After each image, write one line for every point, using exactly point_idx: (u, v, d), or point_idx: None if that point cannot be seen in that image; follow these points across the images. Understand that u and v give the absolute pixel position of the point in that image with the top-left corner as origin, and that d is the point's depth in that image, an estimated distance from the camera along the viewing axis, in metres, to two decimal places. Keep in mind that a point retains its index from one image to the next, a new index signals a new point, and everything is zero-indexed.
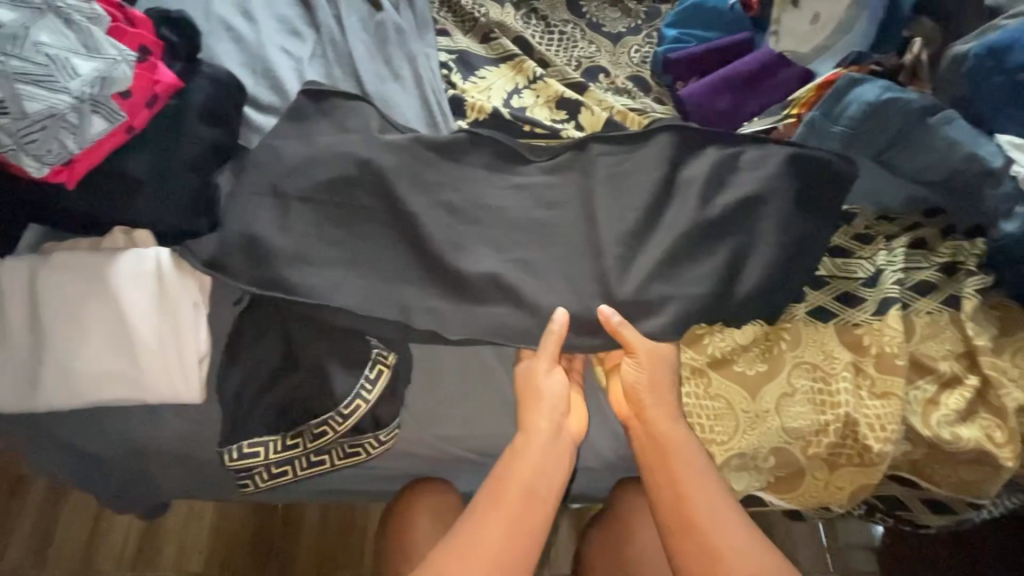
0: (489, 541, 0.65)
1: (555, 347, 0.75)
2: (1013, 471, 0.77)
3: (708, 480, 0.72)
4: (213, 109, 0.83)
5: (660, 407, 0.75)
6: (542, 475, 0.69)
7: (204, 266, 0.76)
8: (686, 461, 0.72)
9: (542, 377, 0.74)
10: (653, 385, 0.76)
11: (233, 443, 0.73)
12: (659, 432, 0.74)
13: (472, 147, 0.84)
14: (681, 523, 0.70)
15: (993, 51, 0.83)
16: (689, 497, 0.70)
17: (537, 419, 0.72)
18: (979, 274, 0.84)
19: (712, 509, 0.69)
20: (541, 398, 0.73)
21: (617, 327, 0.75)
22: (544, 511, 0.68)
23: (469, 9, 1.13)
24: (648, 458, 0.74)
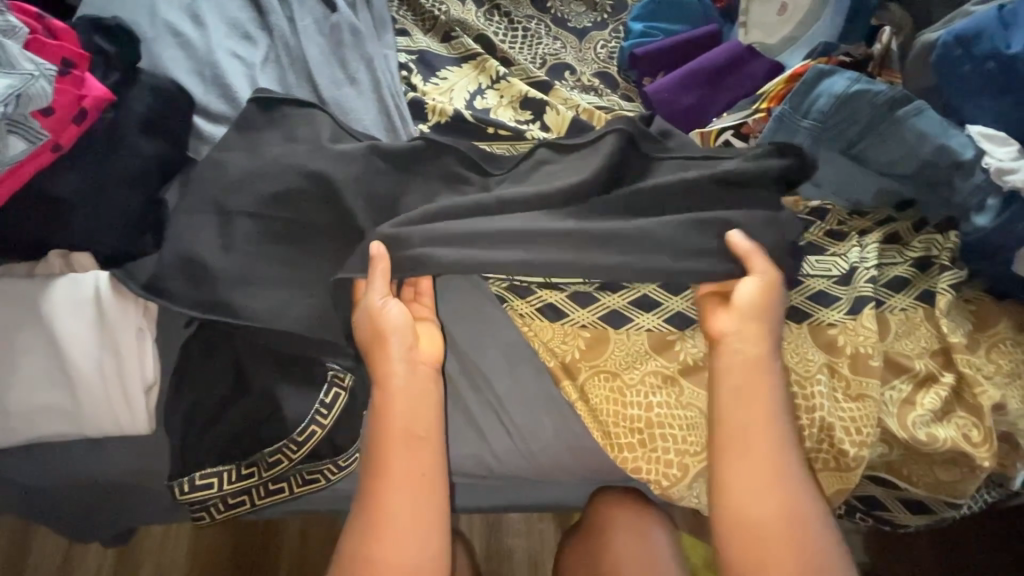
0: (394, 497, 0.64)
1: (383, 280, 0.69)
2: (989, 470, 0.76)
3: (781, 407, 0.69)
4: (153, 123, 0.79)
5: (767, 325, 0.71)
6: (417, 417, 0.67)
7: (143, 290, 0.72)
8: (769, 389, 0.69)
9: (376, 310, 0.68)
10: (762, 306, 0.71)
11: (184, 476, 0.69)
12: (753, 354, 0.70)
13: (428, 155, 0.82)
14: (740, 442, 0.67)
15: (962, 39, 0.80)
16: (760, 423, 0.67)
17: (387, 362, 0.67)
18: (953, 269, 0.83)
19: (780, 439, 0.67)
20: (385, 333, 0.68)
21: (746, 250, 0.73)
22: (428, 446, 0.66)
23: (428, 7, 1.08)
24: (725, 377, 0.70)
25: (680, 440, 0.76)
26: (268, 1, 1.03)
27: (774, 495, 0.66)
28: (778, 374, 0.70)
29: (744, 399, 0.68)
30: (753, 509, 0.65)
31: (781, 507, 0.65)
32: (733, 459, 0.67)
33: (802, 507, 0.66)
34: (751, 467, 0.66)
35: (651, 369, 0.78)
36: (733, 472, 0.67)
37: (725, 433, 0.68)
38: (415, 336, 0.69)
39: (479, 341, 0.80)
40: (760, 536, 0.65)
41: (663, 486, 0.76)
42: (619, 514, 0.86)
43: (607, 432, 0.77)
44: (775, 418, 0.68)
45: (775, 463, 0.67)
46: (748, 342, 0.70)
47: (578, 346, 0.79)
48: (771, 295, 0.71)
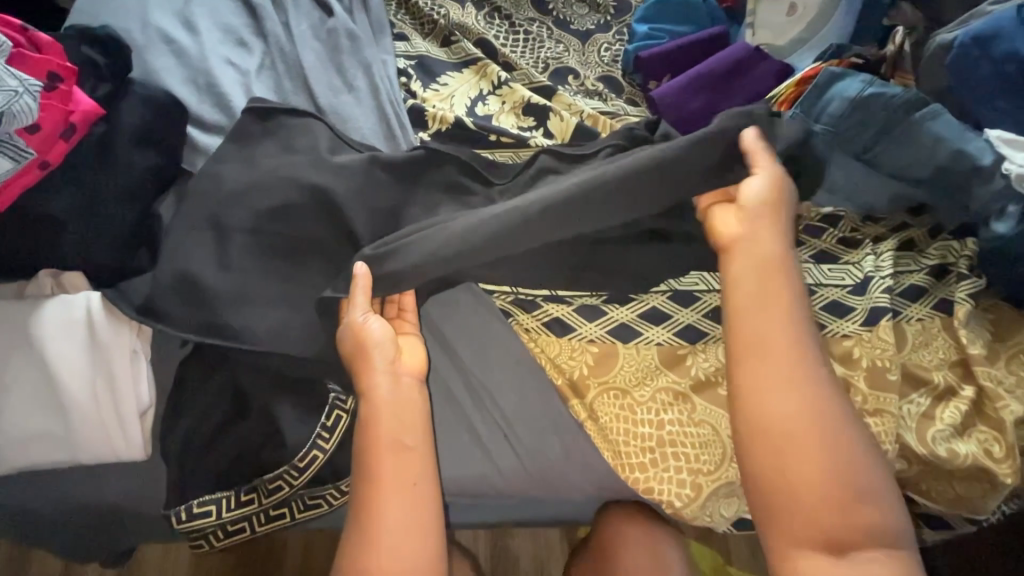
0: (384, 512, 0.61)
1: (366, 295, 0.67)
2: (1013, 486, 0.74)
3: (798, 303, 0.66)
4: (147, 136, 0.76)
5: (779, 225, 0.69)
6: (404, 426, 0.64)
7: (137, 312, 0.69)
8: (788, 288, 0.66)
9: (358, 326, 0.66)
10: (770, 203, 0.69)
11: (181, 504, 0.67)
12: (768, 251, 0.68)
13: (429, 166, 0.80)
14: (757, 345, 0.64)
15: (979, 39, 0.78)
16: (777, 323, 0.65)
17: (371, 375, 0.65)
18: (972, 278, 0.80)
19: (801, 335, 0.65)
20: (367, 349, 0.66)
21: (754, 152, 0.71)
22: (416, 455, 0.64)
23: (427, 10, 1.06)
24: (738, 278, 0.67)
25: (692, 459, 0.74)
26: (263, 6, 1.00)
27: (797, 394, 0.62)
28: (794, 275, 0.67)
29: (761, 297, 0.66)
30: (776, 411, 0.62)
31: (803, 408, 0.62)
32: (751, 361, 0.64)
33: (828, 404, 0.62)
34: (772, 365, 0.63)
35: (662, 386, 0.76)
36: (751, 376, 0.64)
37: (740, 334, 0.65)
38: (395, 349, 0.67)
39: (484, 358, 0.78)
40: (785, 436, 0.61)
41: (676, 506, 0.74)
42: (629, 532, 0.84)
43: (617, 452, 0.74)
44: (795, 315, 0.65)
45: (797, 361, 0.63)
46: (761, 244, 0.68)
47: (586, 361, 0.76)
48: (780, 191, 0.70)
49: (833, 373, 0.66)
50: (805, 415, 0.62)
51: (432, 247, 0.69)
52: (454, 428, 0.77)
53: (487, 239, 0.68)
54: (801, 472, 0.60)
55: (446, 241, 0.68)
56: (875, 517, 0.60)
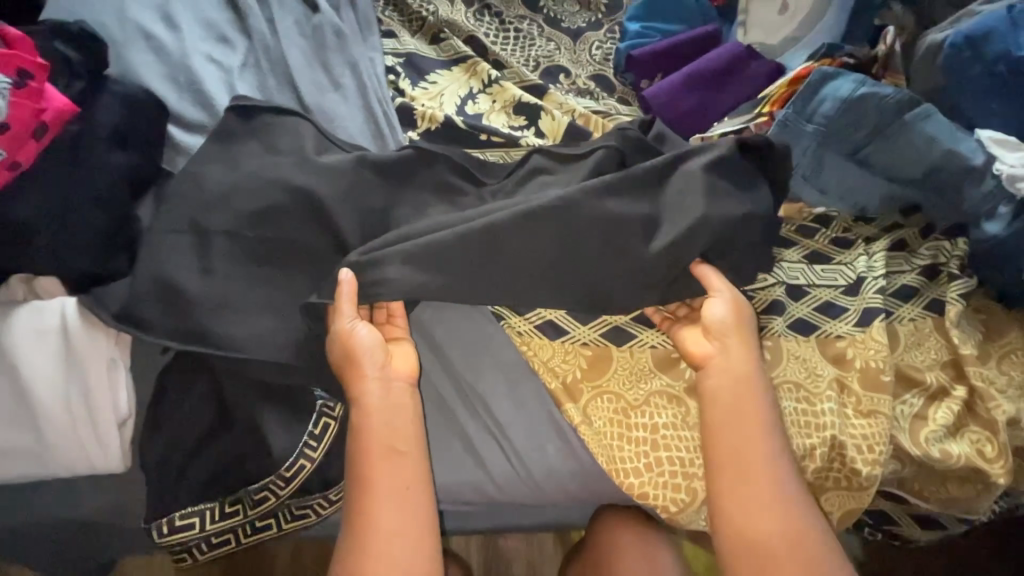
0: (379, 519, 0.60)
1: (352, 303, 0.65)
2: (1004, 486, 0.74)
3: (774, 420, 0.66)
4: (124, 135, 0.74)
5: (747, 341, 0.69)
6: (396, 430, 0.63)
7: (114, 319, 0.67)
8: (763, 405, 0.66)
9: (347, 334, 0.64)
10: (735, 322, 0.69)
11: (163, 517, 0.65)
12: (743, 369, 0.67)
13: (418, 167, 0.78)
14: (736, 469, 0.64)
15: (970, 40, 0.78)
16: (753, 443, 0.65)
17: (361, 381, 0.64)
18: (962, 278, 0.80)
19: (776, 452, 0.65)
20: (356, 358, 0.64)
21: (713, 281, 0.71)
22: (409, 461, 0.63)
23: (416, 7, 1.04)
24: (713, 397, 0.67)
25: (688, 463, 0.73)
26: (246, 1, 0.98)
27: (777, 516, 0.62)
28: (764, 391, 0.67)
29: (737, 416, 0.65)
30: (756, 532, 0.62)
31: (786, 527, 0.62)
32: (729, 482, 0.64)
33: (805, 522, 0.63)
34: (751, 488, 0.63)
35: (657, 389, 0.75)
36: (729, 494, 0.63)
37: (719, 457, 0.65)
38: (385, 354, 0.65)
39: (476, 363, 0.76)
40: (766, 558, 0.61)
41: (671, 512, 0.73)
42: (622, 537, 0.83)
43: (613, 456, 0.73)
44: (770, 434, 0.65)
45: (774, 480, 0.63)
46: (732, 362, 0.68)
47: (580, 365, 0.75)
48: (744, 313, 0.70)
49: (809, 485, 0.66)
50: (784, 537, 0.62)
51: (424, 259, 0.68)
52: (445, 434, 0.76)
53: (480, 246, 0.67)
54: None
55: (440, 255, 0.68)
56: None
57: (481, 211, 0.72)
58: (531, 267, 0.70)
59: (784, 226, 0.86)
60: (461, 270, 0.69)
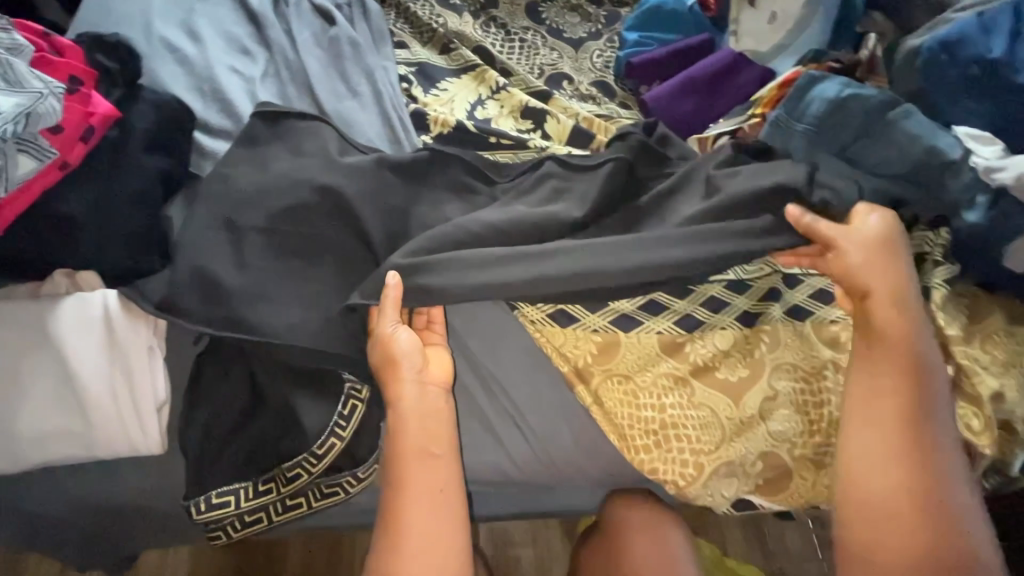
0: (413, 522, 0.65)
1: (395, 308, 0.70)
2: (991, 457, 0.78)
3: (918, 371, 0.72)
4: (159, 140, 0.79)
5: (901, 295, 0.74)
6: (430, 437, 0.68)
7: (154, 308, 0.71)
8: (907, 364, 0.72)
9: (388, 338, 0.68)
10: (886, 275, 0.74)
11: (200, 495, 0.68)
12: (883, 335, 0.73)
13: (434, 166, 0.83)
14: (874, 414, 0.72)
15: (945, 45, 0.83)
16: (889, 393, 0.72)
17: (399, 386, 0.68)
18: (945, 264, 0.86)
19: (914, 400, 0.71)
20: (395, 362, 0.68)
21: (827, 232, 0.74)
22: (441, 466, 0.67)
23: (426, 20, 1.10)
24: (869, 345, 0.74)
25: (693, 440, 0.77)
26: (267, 16, 1.04)
27: (902, 464, 0.70)
28: (918, 347, 0.73)
29: (873, 374, 0.73)
30: (874, 480, 0.71)
31: (913, 466, 0.70)
32: (855, 432, 0.72)
33: (934, 471, 0.70)
34: (879, 438, 0.71)
35: (663, 372, 0.79)
36: (862, 441, 0.72)
37: (862, 399, 0.73)
38: (424, 359, 0.69)
39: (491, 349, 0.81)
40: (889, 486, 0.70)
41: (680, 486, 0.77)
42: (634, 517, 0.87)
43: (622, 434, 0.78)
44: (913, 391, 0.72)
45: (904, 435, 0.71)
46: (888, 314, 0.73)
47: (590, 350, 0.79)
48: (885, 262, 0.74)
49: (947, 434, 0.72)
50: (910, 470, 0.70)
51: (453, 267, 0.73)
52: (465, 417, 0.80)
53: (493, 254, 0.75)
54: (894, 528, 0.69)
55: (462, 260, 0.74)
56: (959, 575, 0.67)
57: (497, 215, 0.78)
58: (559, 269, 0.74)
59: None
60: (497, 276, 0.73)
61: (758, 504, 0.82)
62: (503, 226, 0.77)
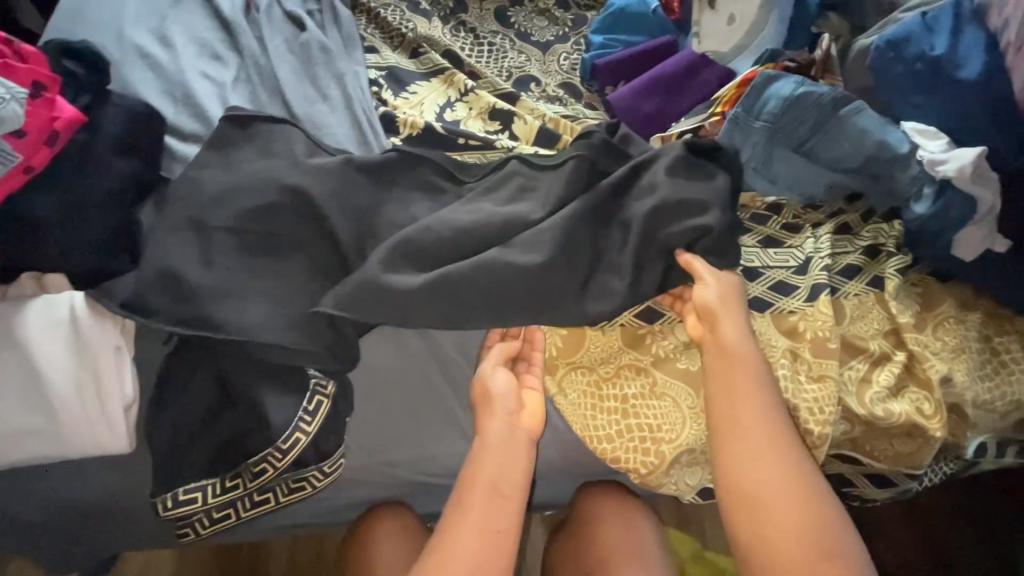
0: (459, 556, 0.62)
1: (498, 353, 0.77)
2: (943, 439, 0.81)
3: (767, 379, 0.73)
4: (128, 144, 0.80)
5: (735, 311, 0.76)
6: (503, 473, 0.68)
7: (120, 308, 0.72)
8: (756, 371, 0.72)
9: (486, 377, 0.76)
10: (724, 297, 0.77)
11: (167, 492, 0.69)
12: (732, 347, 0.74)
13: (400, 167, 0.85)
14: (734, 426, 0.70)
15: (891, 44, 0.87)
16: (744, 400, 0.71)
17: (491, 421, 0.72)
18: (898, 255, 0.89)
19: (766, 405, 0.71)
20: (490, 399, 0.74)
21: (699, 269, 0.77)
22: (507, 508, 0.66)
23: (396, 25, 1.12)
24: (716, 358, 0.74)
25: (654, 429, 0.79)
26: (238, 22, 1.06)
27: (780, 468, 0.67)
28: (760, 358, 0.74)
29: (728, 384, 0.72)
30: (750, 487, 0.66)
31: (781, 472, 0.66)
32: (726, 441, 0.69)
33: (799, 476, 0.66)
34: (751, 444, 0.68)
35: (626, 363, 0.82)
36: (729, 452, 0.68)
37: (718, 414, 0.71)
38: (517, 406, 0.74)
39: (458, 343, 0.83)
40: (759, 500, 0.65)
41: (642, 474, 0.79)
42: (604, 507, 0.88)
43: (586, 425, 0.80)
44: (764, 396, 0.71)
45: (764, 434, 0.69)
46: (730, 329, 0.75)
47: (556, 343, 0.82)
48: (733, 291, 0.78)
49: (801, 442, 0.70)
50: (779, 479, 0.66)
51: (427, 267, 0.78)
52: (432, 412, 0.81)
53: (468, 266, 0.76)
54: (782, 547, 0.63)
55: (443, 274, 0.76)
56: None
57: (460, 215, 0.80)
58: (529, 279, 0.77)
59: (740, 213, 0.94)
60: (464, 285, 0.76)
61: None
62: (467, 225, 0.79)
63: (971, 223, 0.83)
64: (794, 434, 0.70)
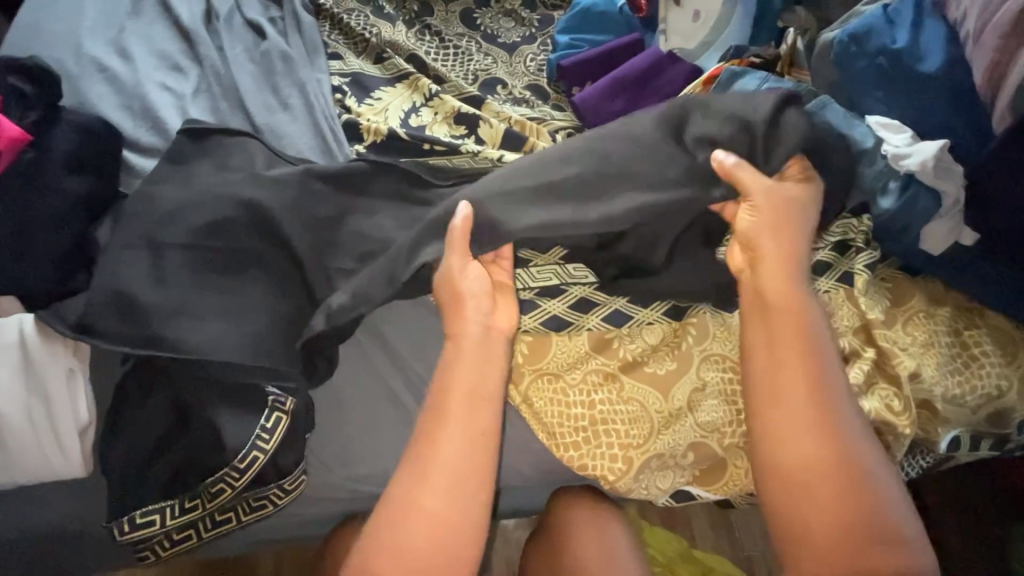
0: (444, 462, 0.63)
1: (465, 241, 0.70)
2: (912, 435, 0.81)
3: (819, 343, 0.68)
4: (79, 161, 0.79)
5: (790, 258, 0.71)
6: (480, 379, 0.67)
7: (70, 332, 0.72)
8: (802, 330, 0.69)
9: (455, 278, 0.70)
10: (776, 232, 0.71)
11: (125, 515, 0.69)
12: (778, 304, 0.70)
13: (358, 175, 0.83)
14: (776, 394, 0.67)
15: (855, 37, 0.85)
16: (788, 368, 0.67)
17: (465, 323, 0.69)
18: (867, 250, 0.87)
19: (813, 373, 0.67)
20: (462, 303, 0.70)
21: (733, 170, 0.71)
22: (486, 413, 0.66)
23: (359, 30, 1.10)
24: (758, 320, 0.70)
25: (621, 434, 0.78)
26: (197, 32, 1.04)
27: (821, 439, 0.65)
28: (816, 318, 0.69)
29: (772, 350, 0.69)
30: (789, 455, 0.65)
31: (821, 443, 0.65)
32: (766, 409, 0.67)
33: (841, 444, 0.65)
34: (790, 413, 0.66)
35: (592, 368, 0.80)
36: (767, 423, 0.67)
37: (759, 379, 0.68)
38: (490, 304, 0.71)
39: (421, 354, 0.81)
40: (797, 470, 0.65)
41: (611, 480, 0.79)
42: (579, 514, 0.87)
43: (552, 433, 0.79)
44: (810, 357, 0.68)
45: (810, 403, 0.66)
46: (773, 281, 0.70)
47: (521, 351, 0.80)
48: (785, 218, 0.72)
49: (850, 406, 0.68)
50: (819, 449, 0.65)
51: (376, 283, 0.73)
52: (397, 427, 0.80)
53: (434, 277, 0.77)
54: (814, 512, 0.64)
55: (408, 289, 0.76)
56: (892, 538, 0.63)
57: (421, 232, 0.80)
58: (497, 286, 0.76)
59: None
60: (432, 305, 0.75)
61: (694, 495, 0.84)
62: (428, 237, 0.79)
63: (936, 217, 0.82)
64: (844, 400, 0.67)
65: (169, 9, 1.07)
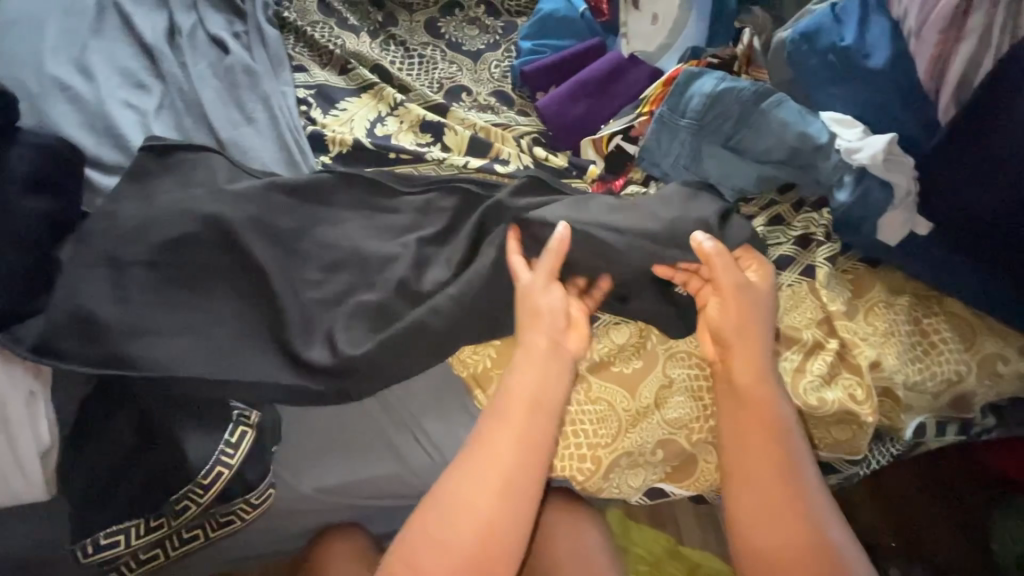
0: (497, 457, 0.62)
1: (556, 259, 0.73)
2: (875, 424, 0.82)
3: (789, 430, 0.69)
4: (37, 181, 0.78)
5: (757, 345, 0.72)
6: (545, 384, 0.67)
7: (30, 353, 0.71)
8: (772, 419, 0.69)
9: (530, 288, 0.72)
10: (740, 318, 0.73)
11: (87, 538, 0.69)
12: (747, 390, 0.70)
13: (319, 185, 0.83)
14: (748, 481, 0.67)
15: (806, 36, 0.88)
16: (760, 451, 0.67)
17: (536, 334, 0.70)
18: (827, 244, 0.88)
19: (785, 459, 0.67)
20: (537, 316, 0.71)
21: (708, 253, 0.73)
22: (549, 419, 0.66)
23: (324, 43, 1.11)
24: (731, 405, 0.71)
25: (590, 434, 0.79)
26: (160, 49, 1.04)
27: (797, 529, 0.63)
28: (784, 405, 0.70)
29: (743, 435, 0.69)
30: (765, 545, 0.64)
31: (799, 533, 0.63)
32: (739, 494, 0.66)
33: (819, 534, 0.63)
34: (763, 498, 0.65)
35: None
36: (743, 509, 0.66)
37: (733, 464, 0.68)
38: (565, 322, 0.72)
39: None
40: (775, 561, 0.63)
41: (580, 480, 0.79)
42: (558, 521, 0.86)
43: None
44: (780, 445, 0.68)
45: (784, 491, 0.65)
46: (743, 367, 0.72)
47: (489, 354, 0.81)
48: (748, 304, 0.74)
49: (824, 496, 0.67)
50: (795, 539, 0.63)
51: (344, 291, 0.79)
52: (370, 437, 0.80)
53: (399, 285, 0.78)
54: None
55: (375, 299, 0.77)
56: None
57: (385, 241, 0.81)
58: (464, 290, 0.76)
59: None
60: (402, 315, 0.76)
61: (669, 491, 0.86)
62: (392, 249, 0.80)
63: (891, 208, 0.84)
64: (817, 488, 0.67)
65: (132, 26, 1.07)
